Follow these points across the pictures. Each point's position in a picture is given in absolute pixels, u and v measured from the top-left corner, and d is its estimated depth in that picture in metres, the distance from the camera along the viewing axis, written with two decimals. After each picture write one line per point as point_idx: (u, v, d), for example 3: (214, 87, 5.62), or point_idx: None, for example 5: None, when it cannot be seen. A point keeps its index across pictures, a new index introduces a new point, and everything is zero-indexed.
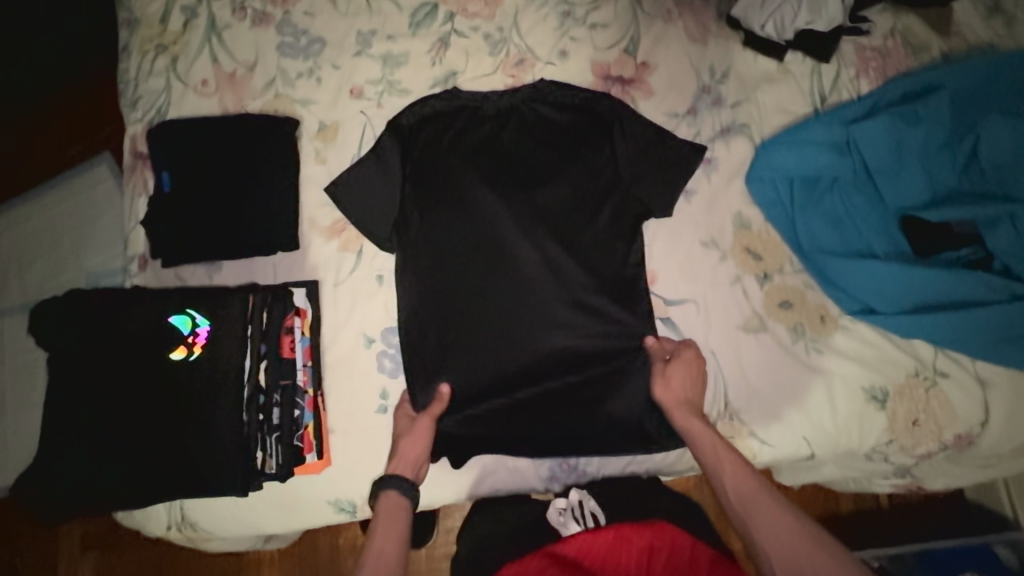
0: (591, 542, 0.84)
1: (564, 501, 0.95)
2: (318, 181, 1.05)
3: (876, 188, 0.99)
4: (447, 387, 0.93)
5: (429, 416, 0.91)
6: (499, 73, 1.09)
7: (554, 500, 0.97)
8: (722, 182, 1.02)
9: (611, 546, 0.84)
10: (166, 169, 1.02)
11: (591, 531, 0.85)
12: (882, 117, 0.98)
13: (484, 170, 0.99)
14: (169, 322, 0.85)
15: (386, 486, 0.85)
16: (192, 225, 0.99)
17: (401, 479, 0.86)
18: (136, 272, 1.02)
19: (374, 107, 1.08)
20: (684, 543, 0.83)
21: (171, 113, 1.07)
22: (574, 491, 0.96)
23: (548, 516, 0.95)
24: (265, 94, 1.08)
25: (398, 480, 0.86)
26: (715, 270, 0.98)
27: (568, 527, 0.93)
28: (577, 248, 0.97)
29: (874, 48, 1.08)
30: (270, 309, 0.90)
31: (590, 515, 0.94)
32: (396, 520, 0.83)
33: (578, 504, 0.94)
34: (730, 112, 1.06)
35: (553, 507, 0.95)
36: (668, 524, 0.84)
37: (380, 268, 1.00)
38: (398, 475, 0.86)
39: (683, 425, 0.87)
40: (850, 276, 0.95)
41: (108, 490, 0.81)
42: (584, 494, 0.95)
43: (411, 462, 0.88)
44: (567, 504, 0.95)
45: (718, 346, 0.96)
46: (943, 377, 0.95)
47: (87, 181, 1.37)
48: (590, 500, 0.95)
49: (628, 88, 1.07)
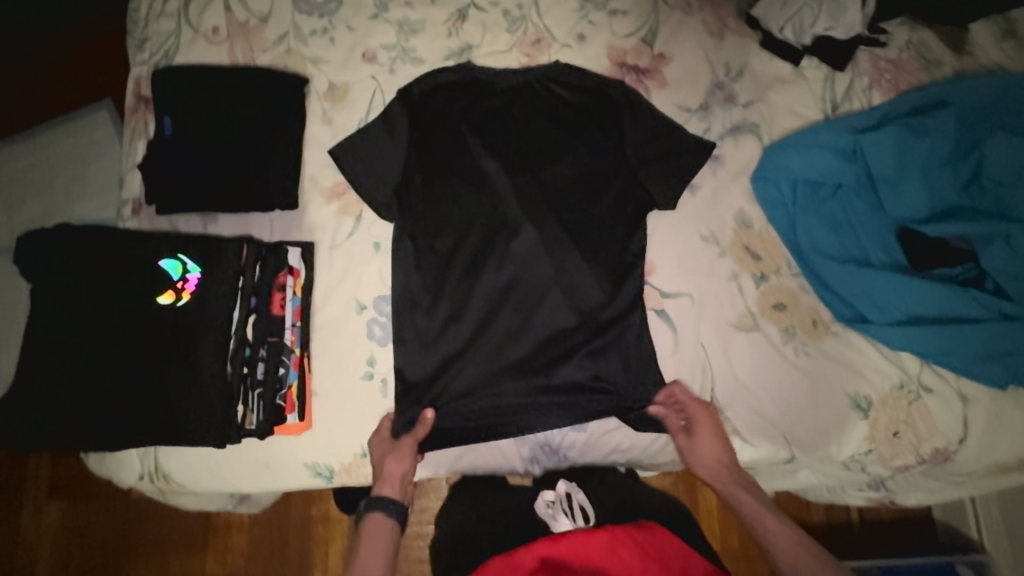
0: (584, 542, 0.82)
1: (554, 493, 0.94)
2: (323, 141, 1.04)
3: (878, 199, 1.00)
4: (431, 412, 0.90)
5: (412, 437, 0.90)
6: (515, 50, 1.08)
7: (542, 492, 0.95)
8: (727, 178, 1.02)
9: (604, 548, 0.81)
10: (167, 113, 0.99)
11: (585, 532, 0.82)
12: (890, 128, 0.99)
13: (492, 147, 1.00)
14: (159, 266, 0.83)
15: (369, 509, 0.88)
16: (189, 171, 0.96)
17: (389, 502, 0.88)
18: (129, 216, 1.00)
19: (386, 73, 1.07)
20: (674, 551, 0.82)
21: (178, 57, 1.05)
22: (563, 482, 0.95)
23: (536, 508, 0.94)
24: (276, 48, 1.06)
25: (387, 502, 0.88)
26: (713, 266, 0.99)
27: (556, 521, 0.92)
28: (578, 231, 0.97)
29: (889, 60, 1.08)
30: (263, 262, 0.89)
31: (578, 509, 0.93)
32: (381, 540, 0.87)
33: (567, 496, 0.93)
34: (741, 111, 1.06)
35: (541, 499, 0.94)
36: (662, 528, 0.83)
37: (377, 235, 0.99)
38: (385, 497, 0.88)
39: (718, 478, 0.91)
40: (846, 283, 0.96)
41: (81, 429, 0.79)
42: (573, 488, 0.94)
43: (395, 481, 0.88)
44: (556, 496, 0.94)
45: (710, 341, 0.96)
46: (927, 392, 0.95)
47: (85, 127, 1.36)
48: (579, 493, 0.94)
49: (643, 77, 1.07)
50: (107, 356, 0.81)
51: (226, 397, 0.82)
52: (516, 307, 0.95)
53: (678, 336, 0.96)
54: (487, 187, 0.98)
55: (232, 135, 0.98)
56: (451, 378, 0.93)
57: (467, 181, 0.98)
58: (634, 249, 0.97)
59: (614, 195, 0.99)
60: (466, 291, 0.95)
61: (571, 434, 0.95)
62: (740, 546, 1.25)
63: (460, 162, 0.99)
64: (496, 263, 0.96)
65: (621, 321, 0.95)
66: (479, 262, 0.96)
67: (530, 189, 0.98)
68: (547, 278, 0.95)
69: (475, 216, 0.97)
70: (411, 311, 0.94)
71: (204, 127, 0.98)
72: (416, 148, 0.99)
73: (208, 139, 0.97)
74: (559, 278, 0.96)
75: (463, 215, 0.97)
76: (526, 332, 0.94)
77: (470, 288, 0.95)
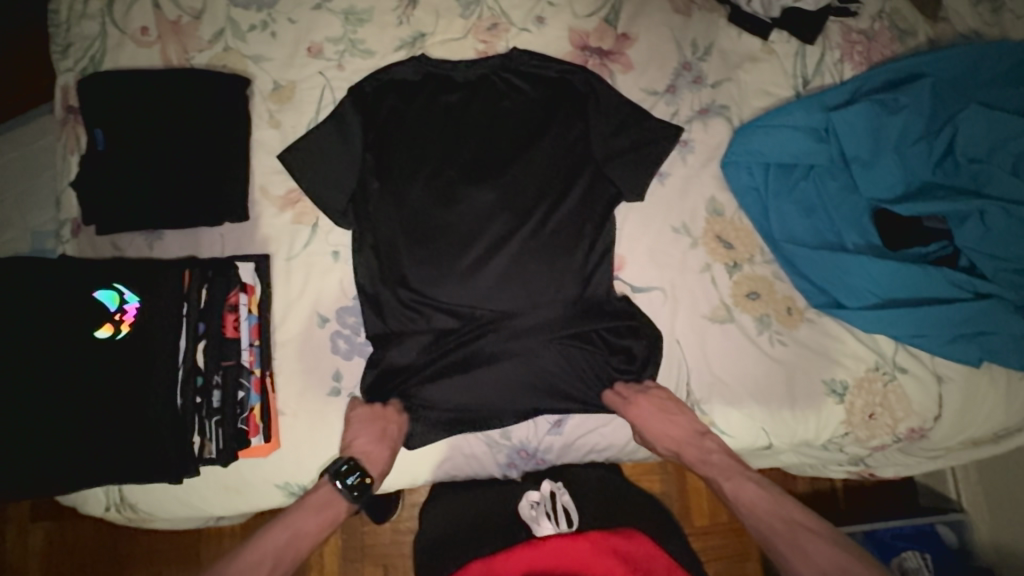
0: (567, 546, 0.80)
1: (538, 494, 0.90)
2: (271, 146, 0.98)
3: (852, 177, 0.97)
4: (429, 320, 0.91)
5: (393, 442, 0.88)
6: (470, 37, 1.02)
7: (527, 492, 0.91)
8: (697, 165, 0.98)
9: (586, 555, 0.79)
10: (98, 125, 0.92)
11: (568, 536, 0.81)
12: (862, 105, 0.95)
13: (450, 144, 0.94)
14: (95, 297, 0.80)
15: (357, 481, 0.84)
16: (125, 188, 0.91)
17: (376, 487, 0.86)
18: (69, 238, 0.95)
19: (334, 69, 1.00)
20: (659, 566, 0.79)
21: (107, 63, 0.97)
22: (546, 483, 0.91)
23: (519, 510, 0.90)
24: (213, 46, 0.99)
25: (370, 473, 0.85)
26: (685, 257, 0.96)
27: (539, 525, 0.87)
28: (543, 228, 0.92)
29: (861, 31, 1.04)
30: (210, 284, 0.86)
31: (562, 511, 0.89)
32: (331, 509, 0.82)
33: (550, 496, 0.90)
34: (710, 92, 1.01)
35: (525, 500, 0.90)
36: (646, 539, 0.81)
37: (336, 243, 0.94)
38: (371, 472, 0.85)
39: (701, 455, 0.88)
40: (818, 268, 0.94)
41: (26, 475, 0.76)
42: (559, 489, 0.90)
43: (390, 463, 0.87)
44: (539, 497, 0.90)
45: (684, 335, 0.94)
46: (902, 373, 0.95)
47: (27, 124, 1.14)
48: (563, 494, 0.90)
49: (606, 60, 1.02)
50: (51, 396, 0.77)
51: (177, 430, 0.80)
52: (483, 312, 0.91)
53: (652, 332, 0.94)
54: (444, 185, 0.92)
55: (166, 147, 0.91)
56: (422, 393, 0.90)
57: (425, 180, 0.92)
58: (601, 243, 0.94)
59: (580, 189, 0.94)
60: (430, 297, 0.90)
61: (546, 438, 0.94)
62: (728, 519, 1.26)
63: (416, 160, 0.93)
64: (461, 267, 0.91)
65: (594, 323, 0.91)
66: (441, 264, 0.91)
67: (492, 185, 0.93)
68: (513, 280, 0.91)
69: (434, 217, 0.91)
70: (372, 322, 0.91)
71: (137, 138, 0.91)
72: (368, 149, 0.94)
73: (142, 153, 0.91)
74: (525, 277, 0.91)
75: (421, 217, 0.91)
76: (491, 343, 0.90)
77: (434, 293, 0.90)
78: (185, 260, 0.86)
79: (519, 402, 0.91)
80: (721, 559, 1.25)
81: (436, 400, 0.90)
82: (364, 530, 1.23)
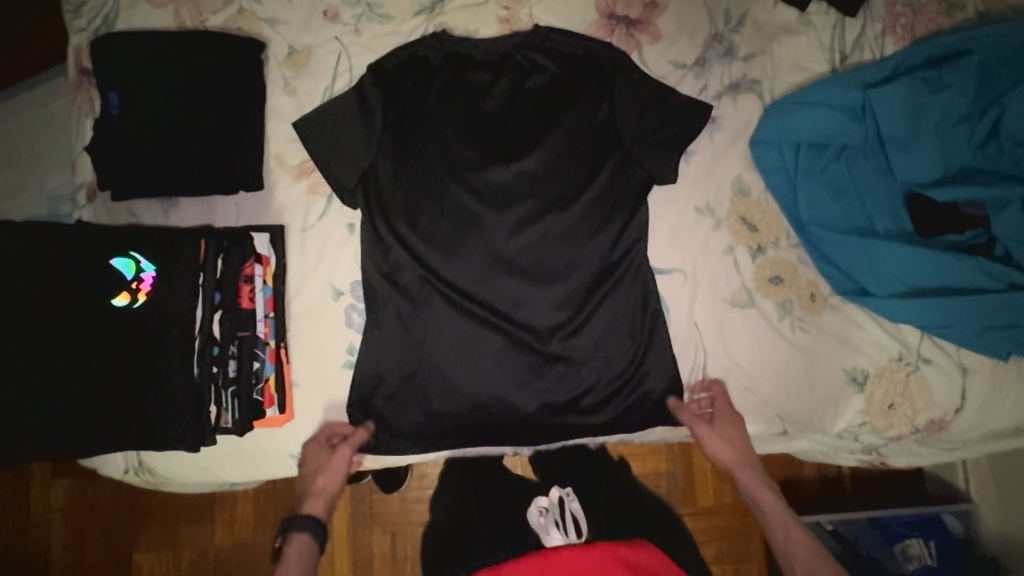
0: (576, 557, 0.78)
1: (547, 500, 0.89)
2: (287, 114, 0.96)
3: (887, 159, 0.93)
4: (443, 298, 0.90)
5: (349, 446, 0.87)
6: (491, 3, 0.99)
7: (536, 498, 0.91)
8: (724, 143, 0.95)
9: (595, 565, 0.77)
10: (112, 89, 0.90)
11: (579, 547, 0.79)
12: (903, 82, 0.91)
13: (470, 121, 0.94)
14: (112, 265, 0.80)
15: (296, 527, 0.84)
16: (139, 156, 0.89)
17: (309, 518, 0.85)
18: (85, 203, 0.94)
19: (351, 34, 0.98)
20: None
21: (120, 24, 0.95)
22: (556, 489, 0.91)
23: (528, 517, 0.89)
24: (227, 8, 0.96)
25: (306, 520, 0.85)
26: (707, 238, 0.93)
27: (550, 534, 0.87)
28: (561, 207, 0.91)
29: (906, 2, 0.98)
30: (224, 256, 0.85)
31: (571, 519, 0.88)
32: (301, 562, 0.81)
33: (560, 505, 0.89)
34: (741, 66, 0.97)
35: (534, 506, 0.89)
36: (655, 550, 0.79)
37: (350, 216, 0.93)
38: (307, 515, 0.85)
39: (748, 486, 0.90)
40: (847, 253, 0.91)
41: (47, 439, 0.77)
42: (567, 495, 0.89)
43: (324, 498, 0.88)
44: (549, 504, 0.89)
45: (703, 318, 0.91)
46: (926, 364, 0.92)
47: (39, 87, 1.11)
48: (573, 501, 0.89)
49: (633, 30, 0.98)
50: (72, 363, 0.78)
51: (195, 400, 0.81)
52: (497, 291, 0.90)
53: (670, 314, 0.92)
54: (462, 163, 0.92)
55: (181, 113, 0.90)
56: (437, 369, 0.90)
57: (442, 155, 0.92)
58: (620, 223, 0.91)
59: (597, 167, 0.92)
60: (445, 276, 0.91)
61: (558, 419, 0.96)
62: (732, 501, 1.26)
63: (433, 136, 0.93)
64: (477, 241, 0.91)
65: (609, 303, 0.90)
66: (456, 239, 0.91)
67: (510, 163, 0.92)
68: (530, 259, 0.91)
69: (452, 193, 0.91)
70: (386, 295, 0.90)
71: (150, 104, 0.90)
72: (387, 121, 0.92)
73: (155, 118, 0.89)
74: (542, 257, 0.91)
75: (439, 193, 0.91)
76: (506, 322, 0.90)
77: (445, 271, 0.91)
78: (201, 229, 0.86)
79: (531, 381, 0.90)
80: (723, 540, 1.26)
81: (449, 379, 0.90)
82: (373, 498, 1.25)
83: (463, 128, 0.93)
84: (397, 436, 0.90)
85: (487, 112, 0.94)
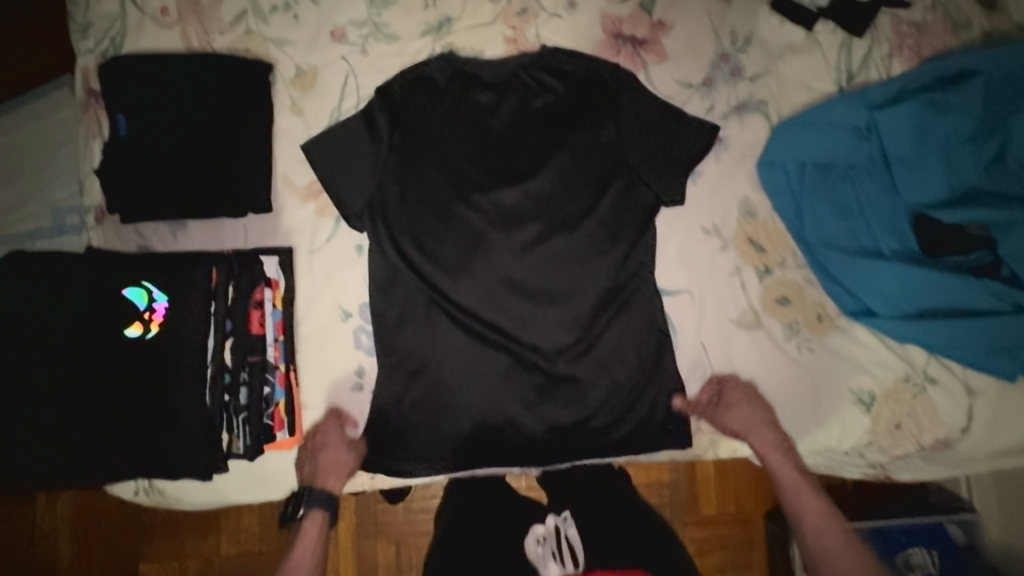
0: None
1: (544, 529, 0.89)
2: (294, 135, 0.96)
3: (892, 180, 0.93)
4: (451, 320, 0.91)
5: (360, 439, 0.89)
6: (498, 23, 0.99)
7: (533, 527, 0.90)
8: (731, 164, 0.95)
9: None
10: (121, 112, 0.91)
11: None
12: (909, 104, 0.91)
13: (477, 142, 0.94)
14: (124, 295, 0.80)
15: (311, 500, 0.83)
16: (148, 179, 0.90)
17: (325, 494, 0.83)
18: (94, 226, 0.94)
19: (358, 54, 0.98)
20: None
21: (126, 46, 0.95)
22: (552, 517, 0.90)
23: (524, 547, 0.88)
24: (234, 29, 0.96)
25: (323, 494, 0.84)
26: (714, 259, 0.93)
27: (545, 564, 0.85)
28: (569, 229, 0.92)
29: (913, 23, 0.98)
30: (236, 283, 0.85)
31: (568, 549, 0.86)
32: (315, 531, 0.82)
33: (556, 532, 0.88)
34: (748, 86, 0.97)
35: (531, 535, 0.88)
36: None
37: (358, 238, 0.94)
38: (325, 489, 0.84)
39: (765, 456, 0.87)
40: (855, 275, 0.90)
41: (62, 465, 0.78)
42: (562, 522, 0.89)
43: (341, 475, 0.85)
44: (545, 533, 0.88)
45: (710, 340, 0.92)
46: (932, 384, 0.93)
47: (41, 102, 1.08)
48: (568, 528, 0.88)
49: (640, 50, 0.98)
50: (83, 388, 0.79)
51: (206, 425, 0.81)
52: (506, 314, 0.91)
53: (677, 335, 0.92)
54: (470, 184, 0.93)
55: (189, 137, 0.90)
56: (447, 390, 0.90)
57: (450, 176, 0.93)
58: (629, 244, 0.91)
59: (605, 188, 0.92)
60: (452, 298, 0.91)
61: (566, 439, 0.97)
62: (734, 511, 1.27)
63: (440, 158, 0.93)
64: (486, 261, 0.91)
65: (617, 324, 0.91)
66: (464, 260, 0.91)
67: (517, 185, 0.93)
68: (538, 281, 0.91)
69: (459, 214, 0.92)
70: (395, 317, 0.91)
71: (160, 128, 0.90)
72: (394, 143, 0.92)
73: (165, 143, 0.90)
74: (551, 278, 0.91)
75: (447, 214, 0.92)
76: (515, 343, 0.91)
77: (453, 292, 0.91)
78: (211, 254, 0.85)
79: (540, 402, 0.91)
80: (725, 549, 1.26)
81: (458, 400, 0.90)
82: (377, 508, 1.25)
83: (470, 148, 0.94)
84: (408, 459, 0.90)
85: (495, 133, 0.94)
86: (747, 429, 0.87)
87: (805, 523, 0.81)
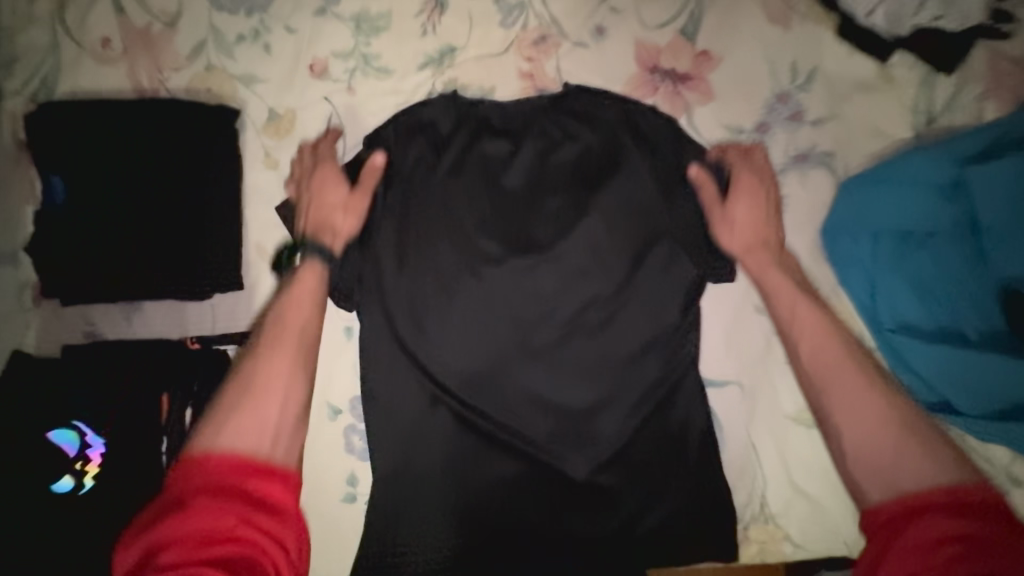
0: None
1: None
2: (268, 193, 0.80)
3: (981, 250, 0.75)
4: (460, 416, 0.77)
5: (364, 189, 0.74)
6: (511, 53, 0.82)
7: None
8: (789, 230, 0.82)
9: None
10: (56, 172, 0.75)
11: None
12: (1011, 159, 0.73)
13: (488, 205, 0.78)
14: (50, 441, 0.70)
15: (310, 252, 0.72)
16: (91, 254, 0.74)
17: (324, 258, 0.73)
18: (33, 308, 0.79)
19: (344, 93, 0.81)
20: None
21: (62, 86, 0.78)
22: None
23: None
24: (193, 64, 0.80)
25: (318, 248, 0.73)
26: (767, 343, 0.79)
27: None
28: (600, 310, 0.77)
29: (1014, 58, 0.82)
30: (195, 401, 0.74)
31: None
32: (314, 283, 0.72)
33: None
34: (810, 132, 0.82)
35: None
36: None
37: (348, 318, 0.80)
38: (332, 226, 0.74)
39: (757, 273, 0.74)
40: (932, 365, 0.77)
41: None
42: None
43: (339, 207, 0.74)
44: None
45: (762, 438, 0.79)
46: (1018, 487, 0.80)
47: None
48: None
49: (681, 88, 0.82)
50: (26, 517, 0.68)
51: None
52: (524, 407, 0.77)
53: (723, 433, 0.79)
54: (480, 254, 0.77)
55: (141, 203, 0.75)
56: (454, 499, 0.76)
57: (457, 244, 0.77)
58: (666, 327, 0.77)
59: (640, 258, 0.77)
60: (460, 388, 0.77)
61: None
62: None
63: (445, 222, 0.77)
64: (500, 346, 0.77)
65: (652, 421, 0.77)
66: (474, 345, 0.77)
67: (537, 256, 0.78)
68: (560, 371, 0.77)
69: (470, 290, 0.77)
70: (393, 414, 0.77)
71: (109, 193, 0.75)
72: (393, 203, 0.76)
73: (115, 212, 0.75)
74: (576, 368, 0.78)
75: (453, 291, 0.77)
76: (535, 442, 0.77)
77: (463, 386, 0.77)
78: (175, 357, 0.76)
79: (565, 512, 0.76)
80: None
81: (466, 512, 0.76)
82: None
83: (480, 210, 0.78)
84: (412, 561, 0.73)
85: (510, 191, 0.79)
86: (748, 250, 0.74)
87: (809, 364, 0.67)
